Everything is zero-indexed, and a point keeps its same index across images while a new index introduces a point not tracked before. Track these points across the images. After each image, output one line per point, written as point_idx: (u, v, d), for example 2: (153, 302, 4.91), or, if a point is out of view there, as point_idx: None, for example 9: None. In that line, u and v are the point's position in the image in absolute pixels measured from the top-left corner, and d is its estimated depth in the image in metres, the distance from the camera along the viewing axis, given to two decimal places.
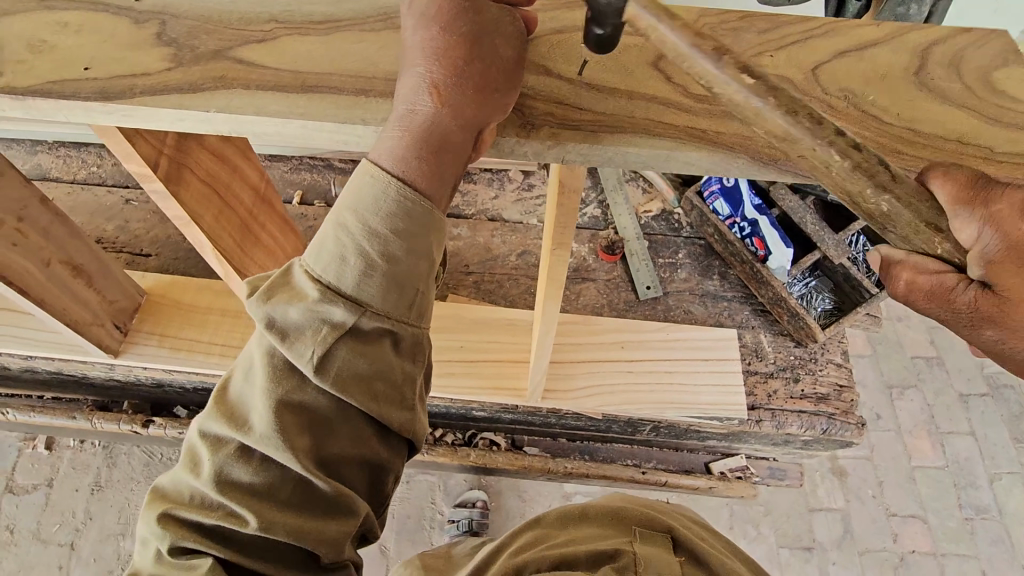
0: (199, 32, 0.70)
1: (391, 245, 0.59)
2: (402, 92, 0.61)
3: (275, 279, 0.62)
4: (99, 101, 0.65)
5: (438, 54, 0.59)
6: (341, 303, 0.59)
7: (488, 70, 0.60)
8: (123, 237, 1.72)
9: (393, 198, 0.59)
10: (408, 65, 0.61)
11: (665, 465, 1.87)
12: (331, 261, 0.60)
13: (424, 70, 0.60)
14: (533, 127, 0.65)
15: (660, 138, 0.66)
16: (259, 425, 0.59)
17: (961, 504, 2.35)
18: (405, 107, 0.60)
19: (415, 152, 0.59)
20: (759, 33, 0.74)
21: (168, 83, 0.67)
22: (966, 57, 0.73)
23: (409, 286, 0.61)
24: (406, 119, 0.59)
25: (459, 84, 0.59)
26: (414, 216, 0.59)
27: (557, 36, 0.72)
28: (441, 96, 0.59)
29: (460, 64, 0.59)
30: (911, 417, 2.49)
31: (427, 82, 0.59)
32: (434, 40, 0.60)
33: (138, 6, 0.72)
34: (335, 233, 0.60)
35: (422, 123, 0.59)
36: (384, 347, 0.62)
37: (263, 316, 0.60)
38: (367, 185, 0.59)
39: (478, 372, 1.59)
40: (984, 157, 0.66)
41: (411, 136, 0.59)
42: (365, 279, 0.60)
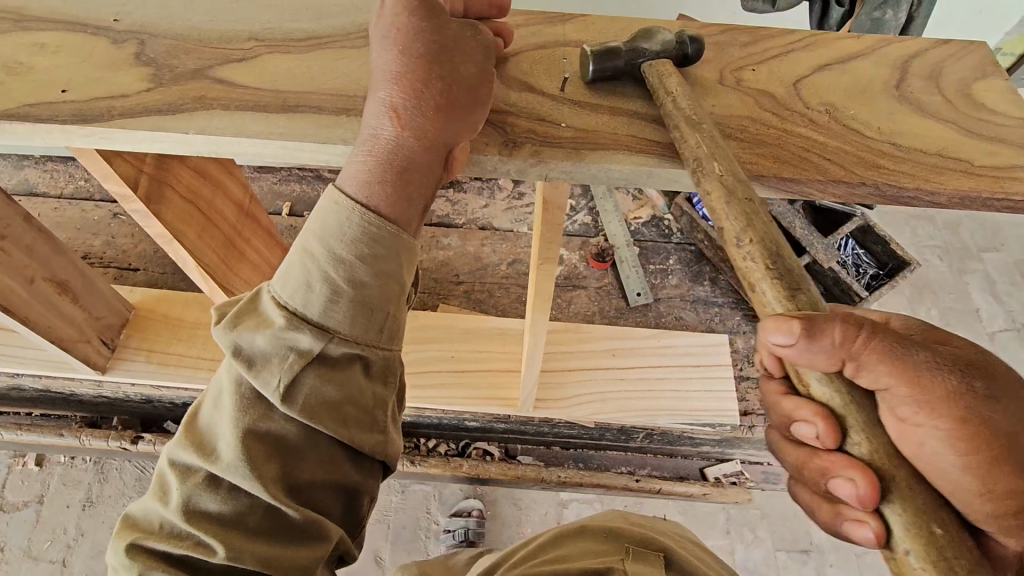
0: (178, 52, 0.70)
1: (356, 271, 0.59)
2: (365, 116, 0.60)
3: (241, 306, 0.61)
4: (76, 123, 0.64)
5: (400, 77, 0.59)
6: (307, 330, 0.59)
7: (450, 90, 0.60)
8: (111, 251, 1.71)
9: (358, 224, 0.59)
10: (371, 89, 0.61)
11: (659, 472, 1.87)
12: (297, 288, 0.60)
13: (384, 93, 0.59)
14: (513, 145, 0.65)
15: (643, 154, 0.65)
16: (227, 453, 0.59)
17: None
18: (366, 132, 0.60)
19: (378, 177, 0.59)
20: (741, 47, 0.74)
21: (147, 105, 0.66)
22: (945, 68, 0.74)
23: (377, 311, 0.61)
24: (367, 144, 0.59)
25: (420, 108, 0.59)
26: (380, 242, 0.59)
27: (539, 52, 0.72)
28: (403, 121, 0.59)
29: (421, 86, 0.59)
30: None
31: (389, 105, 0.59)
32: (395, 64, 0.60)
33: (117, 26, 0.71)
34: (300, 260, 0.60)
35: (384, 148, 0.59)
36: (353, 371, 0.62)
37: (230, 343, 0.59)
38: (332, 212, 0.59)
39: (470, 382, 1.58)
40: (965, 169, 0.66)
41: (373, 162, 0.59)
42: (331, 305, 0.59)
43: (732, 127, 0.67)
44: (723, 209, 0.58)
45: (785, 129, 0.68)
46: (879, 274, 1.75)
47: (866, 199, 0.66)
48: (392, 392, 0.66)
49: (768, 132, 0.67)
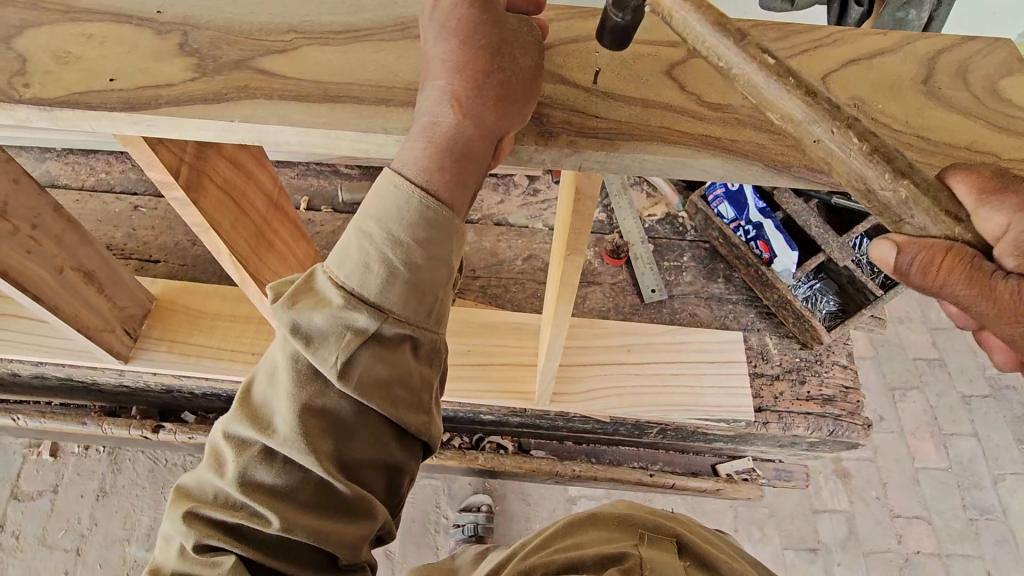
0: (221, 43, 0.71)
1: (413, 253, 0.61)
2: (422, 104, 0.62)
3: (297, 285, 0.63)
4: (125, 111, 0.66)
5: (459, 65, 0.60)
6: (364, 310, 0.61)
7: (506, 80, 0.61)
8: (132, 243, 1.73)
9: (416, 207, 0.60)
10: (428, 78, 0.62)
11: (670, 468, 1.88)
12: (354, 268, 0.61)
13: (444, 82, 0.61)
14: (550, 135, 0.66)
15: (676, 145, 0.67)
16: (283, 429, 0.60)
17: (965, 504, 2.36)
18: (425, 118, 0.61)
19: (438, 162, 0.60)
20: (770, 41, 0.76)
21: (192, 94, 0.68)
22: (972, 65, 0.75)
23: (428, 293, 0.63)
24: (428, 129, 0.60)
25: (479, 96, 0.60)
26: (436, 226, 0.61)
27: (572, 45, 0.73)
28: (462, 108, 0.60)
29: (480, 75, 0.60)
30: (914, 419, 2.50)
31: (449, 93, 0.60)
32: (453, 54, 0.61)
33: (160, 17, 0.73)
34: (358, 241, 0.62)
35: (444, 134, 0.60)
36: (403, 352, 0.63)
37: (287, 322, 0.61)
38: (390, 195, 0.61)
39: (487, 376, 1.60)
40: (993, 163, 0.67)
41: (433, 147, 0.60)
42: (387, 287, 0.61)
43: (763, 119, 0.69)
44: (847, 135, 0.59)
45: None
46: None
47: None
48: (438, 370, 0.68)
49: None
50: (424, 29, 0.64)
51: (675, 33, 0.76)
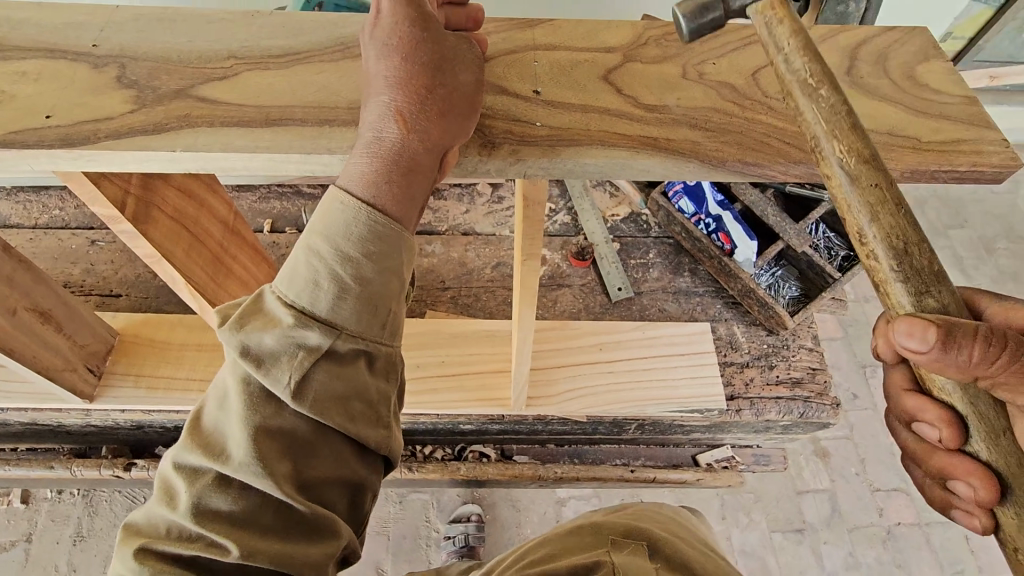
0: (159, 73, 0.71)
1: (363, 269, 0.61)
2: (366, 120, 0.63)
3: (247, 305, 0.63)
4: (64, 147, 0.65)
5: (402, 82, 0.62)
6: (316, 327, 0.61)
7: (448, 97, 0.63)
8: (92, 279, 1.70)
9: (364, 223, 0.61)
10: (372, 94, 0.63)
11: (652, 462, 1.91)
12: (305, 287, 0.62)
13: (388, 98, 0.62)
14: (492, 146, 0.68)
15: (615, 147, 0.68)
16: (237, 453, 0.60)
17: None
18: (370, 136, 0.62)
19: (387, 179, 0.62)
20: (701, 43, 0.80)
21: (131, 126, 0.67)
22: (890, 54, 0.80)
23: (381, 307, 0.63)
24: (375, 147, 0.62)
25: (423, 113, 0.62)
26: (385, 240, 0.62)
27: (511, 56, 0.76)
28: (407, 123, 0.62)
29: (423, 91, 0.62)
30: None
31: (392, 109, 0.62)
32: (396, 71, 0.62)
33: (97, 51, 0.73)
34: (307, 259, 0.62)
35: (392, 151, 0.62)
36: (359, 366, 0.64)
37: (237, 343, 0.60)
38: (338, 212, 0.61)
39: (463, 386, 1.61)
40: (916, 145, 0.71)
41: (382, 165, 0.61)
42: (339, 302, 0.61)
43: (698, 117, 0.72)
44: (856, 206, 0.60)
45: (747, 118, 0.72)
46: (851, 254, 1.79)
47: None
48: (396, 381, 0.69)
49: (731, 121, 0.71)
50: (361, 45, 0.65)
51: (611, 39, 0.79)
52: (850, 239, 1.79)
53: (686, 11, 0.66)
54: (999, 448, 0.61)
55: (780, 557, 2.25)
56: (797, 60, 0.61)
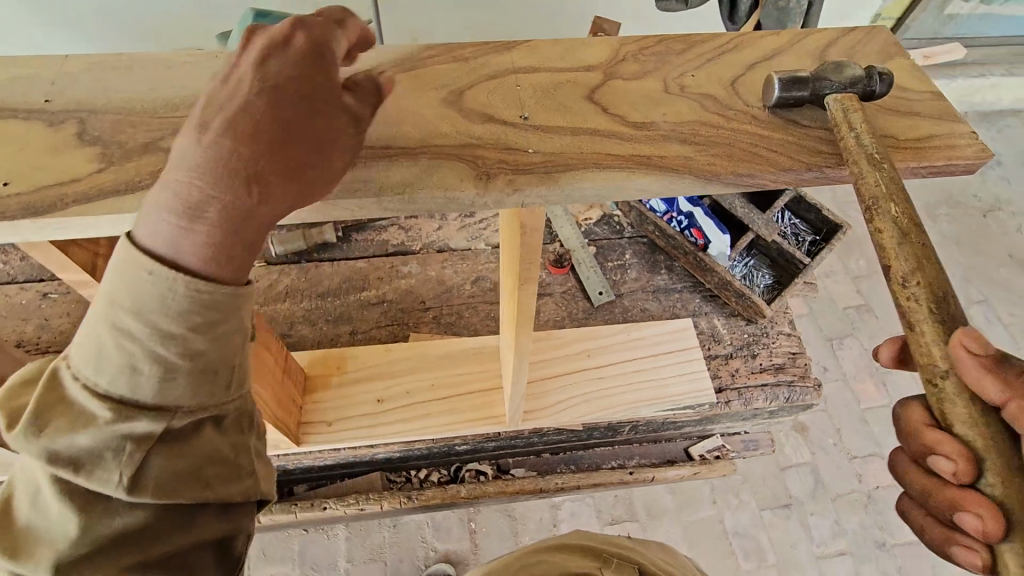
0: (124, 126, 0.67)
1: (189, 343, 0.55)
2: (183, 169, 0.54)
3: (41, 398, 0.55)
4: (28, 217, 0.60)
5: (235, 131, 0.55)
6: (141, 413, 0.55)
7: (292, 155, 0.57)
8: (48, 335, 1.59)
9: (183, 293, 0.54)
10: (190, 140, 0.55)
11: (646, 460, 1.94)
12: (116, 371, 0.55)
13: (217, 147, 0.55)
14: (488, 177, 0.66)
15: (611, 169, 0.68)
16: (63, 552, 0.52)
17: None
18: (181, 168, 0.54)
19: (188, 230, 0.54)
20: (677, 55, 0.81)
21: (101, 187, 0.62)
22: (856, 55, 0.82)
23: (219, 377, 0.59)
24: (183, 185, 0.54)
25: (251, 166, 0.55)
26: (216, 309, 0.56)
27: (493, 82, 0.75)
28: (237, 179, 0.55)
29: (260, 143, 0.56)
30: (854, 363, 2.67)
31: (219, 161, 0.54)
32: (232, 121, 0.56)
33: (50, 107, 0.68)
34: (114, 339, 0.55)
35: (198, 199, 0.54)
36: (200, 440, 0.59)
37: (41, 446, 0.53)
38: (146, 282, 0.54)
39: (456, 407, 1.59)
40: (893, 144, 0.73)
41: (184, 211, 0.54)
42: (166, 383, 0.56)
43: (686, 131, 0.72)
44: (894, 250, 0.63)
45: (733, 128, 0.73)
46: (816, 239, 1.87)
47: (812, 183, 0.72)
48: (248, 465, 0.63)
49: (719, 133, 0.72)
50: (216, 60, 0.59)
51: (589, 58, 0.79)
52: (814, 225, 1.87)
53: (783, 80, 0.72)
54: (1015, 486, 0.53)
55: (772, 533, 2.30)
56: (870, 140, 0.69)
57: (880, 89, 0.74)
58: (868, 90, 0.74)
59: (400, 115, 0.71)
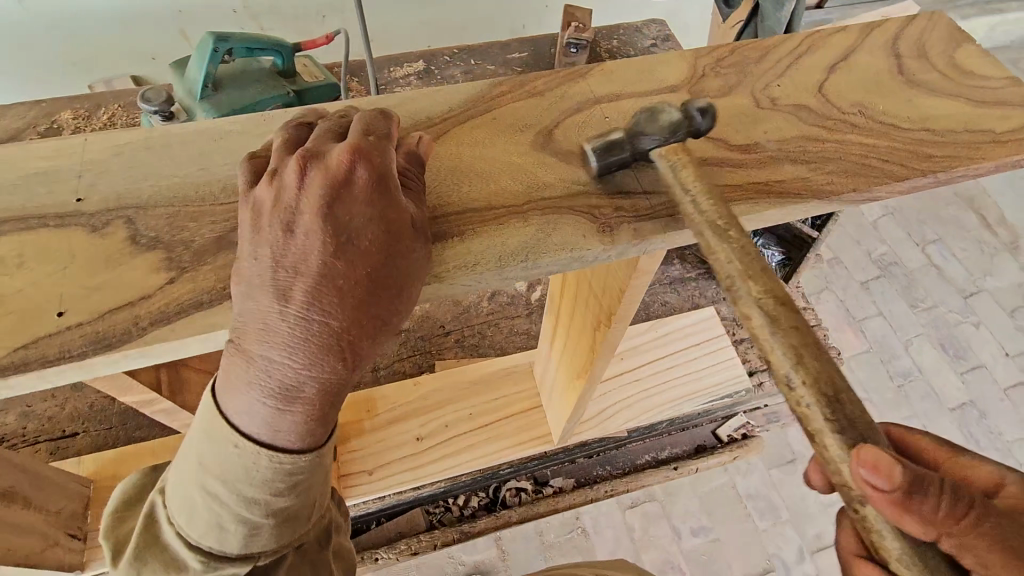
0: (183, 221, 0.57)
1: (272, 504, 0.53)
2: (259, 341, 0.48)
3: (137, 540, 0.55)
4: (104, 352, 0.50)
5: (312, 295, 0.48)
6: (231, 564, 0.54)
7: (380, 321, 0.50)
8: (35, 423, 1.42)
9: (267, 468, 0.51)
10: (265, 305, 0.48)
11: (676, 450, 1.88)
12: (206, 529, 0.53)
13: (293, 316, 0.48)
14: (612, 229, 0.60)
15: (733, 203, 0.63)
16: None
17: (891, 376, 2.38)
18: (265, 349, 0.48)
19: (285, 415, 0.49)
20: (756, 63, 0.76)
21: (181, 300, 0.53)
22: (926, 46, 0.80)
23: (302, 518, 0.57)
24: (273, 370, 0.48)
25: (342, 343, 0.48)
26: (297, 475, 0.53)
27: (579, 116, 0.69)
28: (320, 353, 0.48)
29: (340, 307, 0.48)
30: (832, 314, 2.49)
31: (299, 333, 0.48)
32: (306, 281, 0.48)
33: (86, 208, 0.57)
34: (202, 501, 0.53)
35: (291, 384, 0.48)
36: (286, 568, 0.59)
37: None
38: (232, 457, 0.51)
39: (498, 433, 1.53)
40: (992, 139, 0.71)
41: (277, 398, 0.49)
42: (251, 538, 0.54)
43: (795, 150, 0.68)
44: None
45: (839, 140, 0.69)
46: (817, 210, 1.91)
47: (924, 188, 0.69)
48: None
49: (826, 147, 0.69)
50: (267, 209, 0.49)
51: (668, 77, 0.73)
52: None
53: (594, 150, 0.63)
54: None
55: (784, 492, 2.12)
56: (897, 174, 0.65)
57: (705, 126, 0.66)
58: (693, 131, 0.66)
59: (494, 166, 0.63)
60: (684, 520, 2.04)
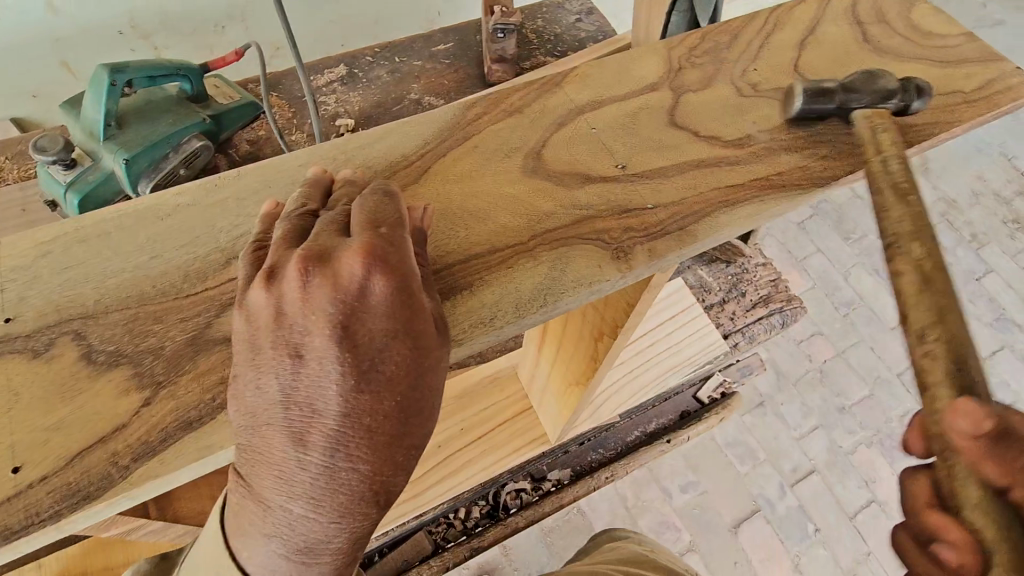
0: (145, 325, 0.48)
1: None
2: (278, 488, 0.41)
3: None
4: (80, 506, 0.42)
5: (333, 435, 0.40)
6: None
7: (414, 453, 0.43)
8: None
9: None
10: (280, 448, 0.40)
11: (663, 421, 1.83)
12: None
13: (314, 461, 0.40)
14: (626, 253, 0.56)
15: (739, 205, 0.60)
16: None
17: (839, 307, 2.22)
18: (285, 502, 0.41)
19: (312, 569, 0.43)
20: (729, 48, 0.74)
21: (161, 425, 0.44)
22: (884, 9, 0.80)
23: None
24: (295, 524, 0.41)
25: (373, 488, 0.42)
26: None
27: (564, 131, 0.64)
28: (348, 503, 0.41)
29: (368, 447, 0.41)
30: (778, 259, 2.32)
31: (322, 481, 0.41)
32: (326, 417, 0.40)
33: (23, 328, 0.48)
34: None
35: (319, 537, 0.42)
36: None
37: None
38: None
39: (493, 444, 1.48)
40: (964, 99, 0.71)
41: (302, 552, 0.42)
42: None
43: (785, 137, 0.66)
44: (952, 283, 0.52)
45: (826, 120, 0.68)
46: None
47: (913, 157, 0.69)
48: None
49: (816, 130, 0.67)
50: (269, 332, 0.41)
51: (646, 74, 0.70)
52: None
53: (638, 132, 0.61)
54: None
55: (760, 434, 2.00)
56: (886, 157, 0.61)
57: None
58: None
59: (489, 202, 0.58)
60: (671, 479, 1.92)
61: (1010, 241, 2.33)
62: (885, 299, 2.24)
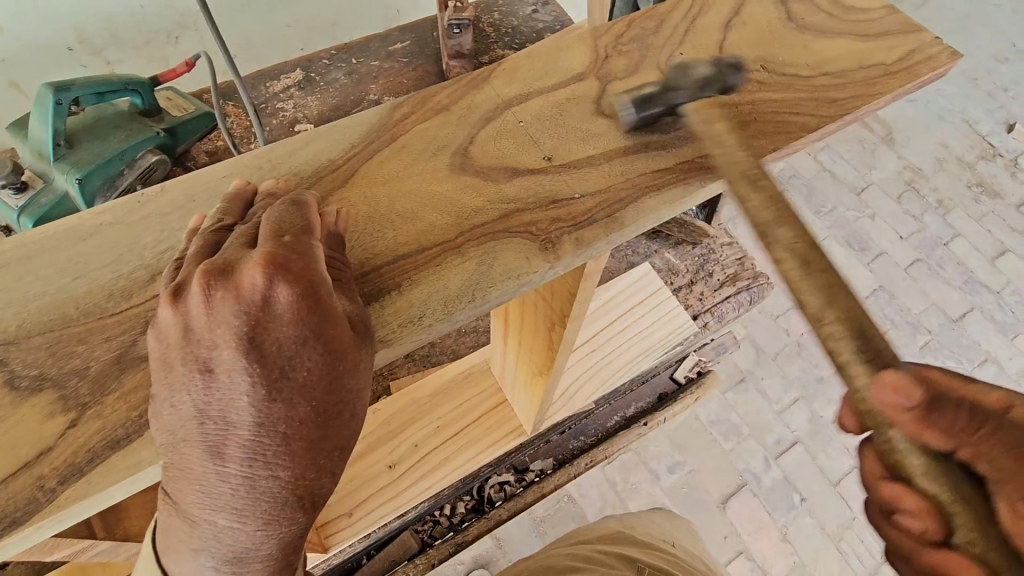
0: (70, 346, 0.48)
1: None
2: (203, 501, 0.42)
3: None
4: (7, 532, 0.42)
5: (250, 446, 0.41)
6: None
7: (336, 455, 0.44)
8: None
9: None
10: (198, 462, 0.41)
11: (641, 404, 1.86)
12: None
13: (232, 473, 0.41)
14: (553, 244, 0.57)
15: (665, 188, 0.61)
16: None
17: (809, 280, 2.25)
18: (211, 512, 0.42)
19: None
20: (656, 34, 0.74)
21: (87, 446, 0.44)
22: None
23: None
24: (225, 533, 0.43)
25: (297, 492, 0.42)
26: None
27: (492, 126, 0.65)
28: (272, 509, 0.42)
29: (286, 456, 0.41)
30: (749, 236, 2.34)
31: (243, 491, 0.42)
32: (241, 429, 0.41)
33: None
34: None
35: (248, 543, 0.43)
36: None
37: None
38: None
39: (470, 439, 1.49)
40: (886, 72, 0.73)
41: (235, 558, 0.43)
42: None
43: (711, 120, 0.67)
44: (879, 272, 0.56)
45: (752, 100, 0.69)
46: None
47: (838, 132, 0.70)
48: None
49: (741, 111, 0.68)
50: (178, 349, 0.41)
51: (573, 64, 0.70)
52: None
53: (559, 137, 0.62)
54: None
55: (741, 410, 2.03)
56: None
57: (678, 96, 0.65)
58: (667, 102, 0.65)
59: (417, 203, 0.58)
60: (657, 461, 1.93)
61: (971, 205, 2.38)
62: (854, 269, 2.27)
